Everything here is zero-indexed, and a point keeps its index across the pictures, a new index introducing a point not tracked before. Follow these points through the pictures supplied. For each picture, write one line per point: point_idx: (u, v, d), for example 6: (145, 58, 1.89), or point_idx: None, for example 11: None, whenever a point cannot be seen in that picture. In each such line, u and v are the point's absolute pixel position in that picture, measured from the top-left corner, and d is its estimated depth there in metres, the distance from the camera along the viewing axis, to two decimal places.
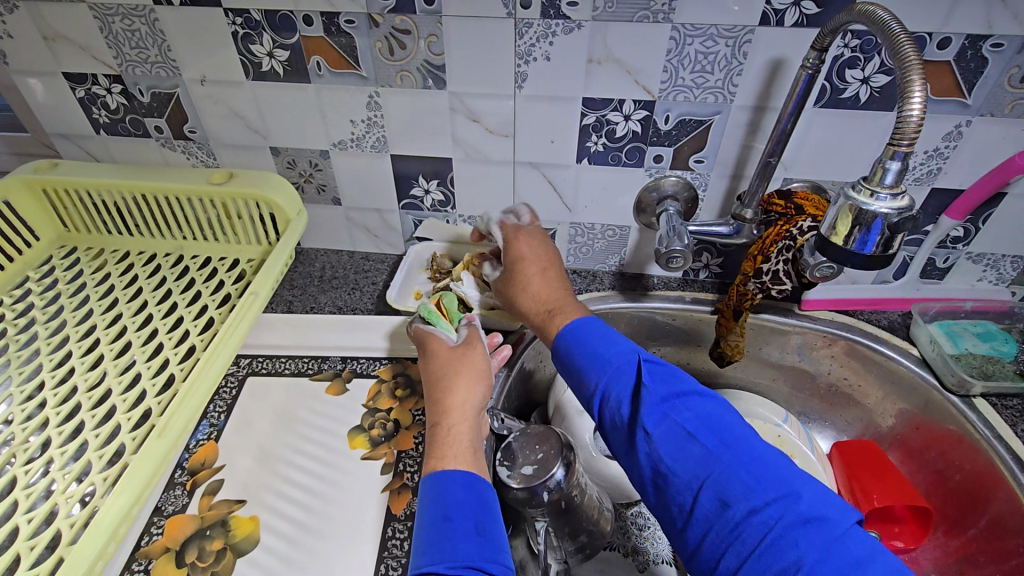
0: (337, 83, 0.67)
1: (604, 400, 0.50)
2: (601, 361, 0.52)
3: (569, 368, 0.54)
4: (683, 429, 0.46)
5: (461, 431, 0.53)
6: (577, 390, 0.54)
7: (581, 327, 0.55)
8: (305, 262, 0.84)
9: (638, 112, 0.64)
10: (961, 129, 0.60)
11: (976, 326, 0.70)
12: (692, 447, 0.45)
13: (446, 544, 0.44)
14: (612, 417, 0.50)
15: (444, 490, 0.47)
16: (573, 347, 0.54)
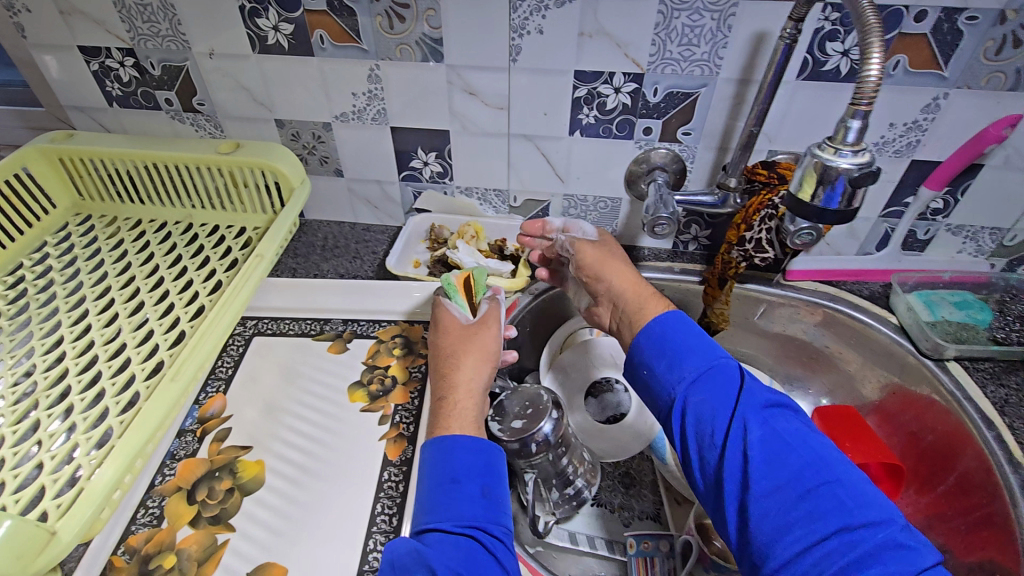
0: (339, 56, 0.70)
1: (696, 394, 0.51)
2: (699, 356, 0.53)
3: (655, 356, 0.55)
4: (780, 434, 0.47)
5: (463, 404, 0.55)
6: (659, 378, 0.54)
7: (680, 321, 0.56)
8: (308, 233, 0.87)
9: (627, 85, 0.67)
10: (939, 101, 0.62)
11: (953, 295, 0.72)
12: (791, 453, 0.46)
13: (449, 502, 0.47)
14: (699, 414, 0.50)
15: (453, 451, 0.50)
16: (661, 336, 0.55)
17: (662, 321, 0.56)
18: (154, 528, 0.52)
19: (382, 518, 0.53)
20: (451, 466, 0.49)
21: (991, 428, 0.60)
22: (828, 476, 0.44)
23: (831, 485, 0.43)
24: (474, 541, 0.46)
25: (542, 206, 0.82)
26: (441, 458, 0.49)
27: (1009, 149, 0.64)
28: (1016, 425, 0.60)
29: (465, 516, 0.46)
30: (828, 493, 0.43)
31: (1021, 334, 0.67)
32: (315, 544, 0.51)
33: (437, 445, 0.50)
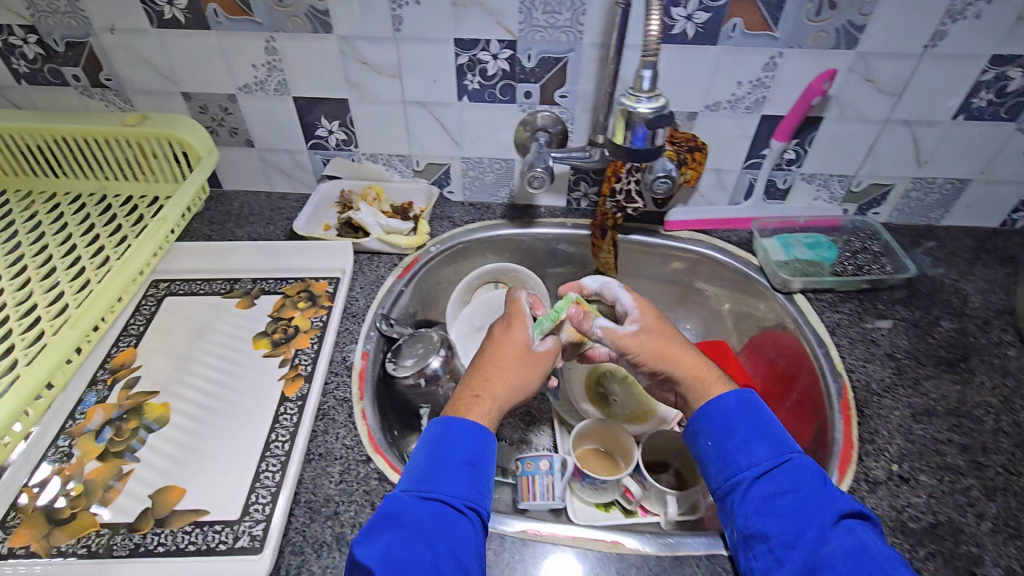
0: (235, 29, 0.74)
1: (767, 485, 0.52)
2: (772, 446, 0.54)
3: (720, 433, 0.56)
4: (855, 542, 0.47)
5: (488, 410, 0.57)
6: (722, 460, 0.55)
7: (743, 400, 0.57)
8: (225, 203, 0.92)
9: (503, 51, 0.72)
10: (775, 60, 0.69)
11: (807, 237, 0.80)
12: (862, 560, 0.45)
13: (449, 477, 0.51)
14: (764, 505, 0.51)
15: (460, 433, 0.53)
16: (727, 416, 0.57)
17: (726, 399, 0.58)
18: (63, 463, 0.58)
19: (276, 443, 0.59)
20: (454, 447, 0.53)
21: (822, 347, 0.69)
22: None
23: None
24: (464, 518, 0.50)
25: (443, 169, 0.87)
26: (448, 437, 0.53)
27: (843, 102, 0.72)
28: (842, 344, 0.69)
29: (461, 494, 0.50)
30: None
31: (855, 267, 0.76)
32: (212, 468, 0.58)
33: (442, 425, 0.54)
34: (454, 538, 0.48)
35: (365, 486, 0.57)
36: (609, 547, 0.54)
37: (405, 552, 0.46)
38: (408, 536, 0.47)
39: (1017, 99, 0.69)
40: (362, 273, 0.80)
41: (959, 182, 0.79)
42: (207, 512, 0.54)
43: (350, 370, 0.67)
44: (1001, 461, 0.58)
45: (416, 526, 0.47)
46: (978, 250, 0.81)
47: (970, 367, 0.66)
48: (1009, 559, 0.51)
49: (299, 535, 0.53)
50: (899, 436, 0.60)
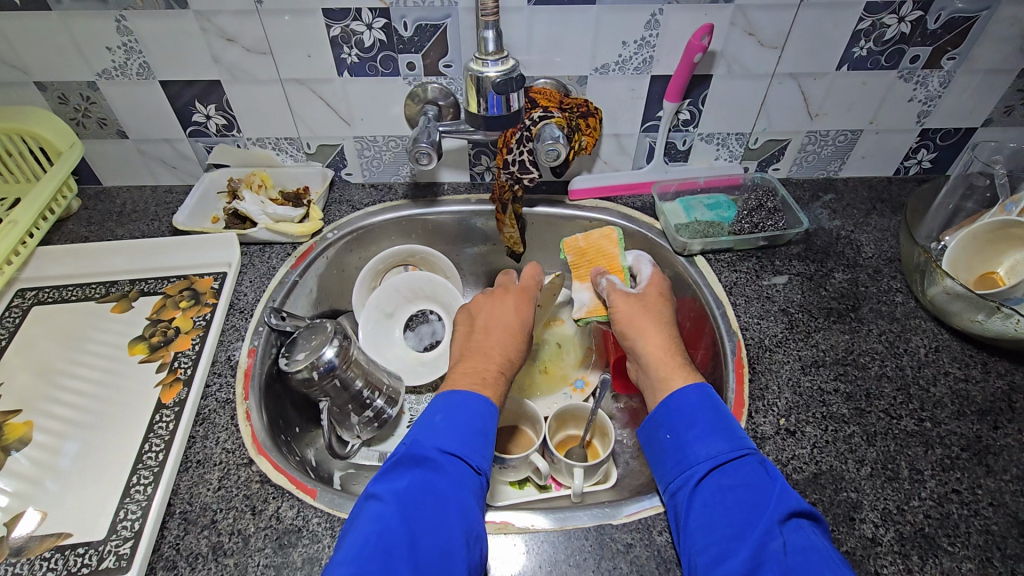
0: (79, 8, 0.67)
1: (721, 477, 0.49)
2: (731, 440, 0.52)
3: (679, 427, 0.54)
4: (804, 541, 0.44)
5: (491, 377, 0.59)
6: (678, 455, 0.53)
7: (705, 396, 0.56)
8: (105, 200, 0.85)
9: (377, 20, 0.68)
10: (657, 17, 0.66)
11: (708, 199, 0.81)
12: (809, 561, 0.42)
13: (471, 434, 0.53)
14: (719, 496, 0.48)
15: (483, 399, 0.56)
16: (684, 408, 0.55)
17: (689, 394, 0.56)
18: None
19: (149, 454, 0.56)
20: (472, 409, 0.55)
21: (719, 306, 0.69)
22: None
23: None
24: (476, 476, 0.51)
25: (336, 150, 0.83)
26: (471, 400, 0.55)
27: (729, 58, 0.70)
28: (738, 302, 0.70)
29: (479, 455, 0.52)
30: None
31: (751, 225, 0.76)
32: (79, 486, 0.54)
33: (450, 396, 0.56)
34: (467, 493, 0.49)
35: (246, 490, 0.54)
36: (497, 528, 0.52)
37: (417, 500, 0.47)
38: (424, 483, 0.49)
39: (896, 46, 0.69)
40: (252, 265, 0.76)
41: (851, 133, 0.79)
42: (70, 535, 0.51)
43: (234, 370, 0.64)
44: (884, 406, 0.59)
45: (433, 479, 0.49)
46: (874, 199, 0.82)
47: (860, 316, 0.67)
48: (885, 501, 0.52)
49: (171, 548, 0.50)
50: (788, 389, 0.61)
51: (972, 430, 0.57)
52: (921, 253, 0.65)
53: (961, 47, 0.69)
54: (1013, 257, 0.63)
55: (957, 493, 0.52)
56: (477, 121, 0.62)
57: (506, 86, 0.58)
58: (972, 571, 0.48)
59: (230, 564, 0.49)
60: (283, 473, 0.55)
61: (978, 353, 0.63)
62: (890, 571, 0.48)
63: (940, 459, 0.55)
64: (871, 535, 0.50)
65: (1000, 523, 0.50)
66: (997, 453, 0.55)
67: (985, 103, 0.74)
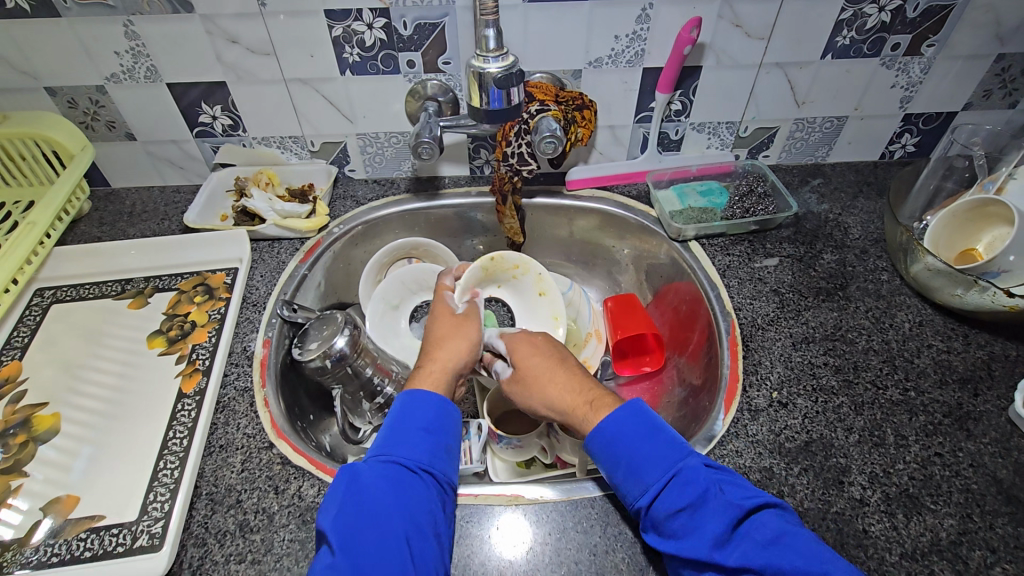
0: (86, 14, 0.69)
1: (662, 506, 0.48)
2: (657, 464, 0.49)
3: (610, 466, 0.52)
4: (755, 543, 0.43)
5: (437, 376, 0.61)
6: (620, 490, 0.51)
7: (636, 414, 0.53)
8: (115, 201, 0.88)
9: (377, 20, 0.70)
10: (647, 12, 0.69)
11: (701, 185, 0.84)
12: (767, 560, 0.42)
13: (404, 441, 0.53)
14: (675, 524, 0.46)
15: (417, 404, 0.56)
16: (616, 436, 0.52)
17: (618, 418, 0.53)
18: None
19: (174, 440, 0.59)
20: (412, 413, 0.55)
21: (713, 288, 0.72)
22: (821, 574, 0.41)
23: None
24: (417, 479, 0.51)
25: (340, 147, 0.85)
26: (404, 411, 0.56)
27: (717, 49, 0.73)
28: (731, 284, 0.73)
29: (414, 458, 0.52)
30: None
31: (743, 209, 0.79)
32: (108, 471, 0.57)
33: (408, 396, 0.57)
34: (407, 500, 0.49)
35: (268, 471, 0.57)
36: (509, 500, 0.55)
37: (355, 515, 0.47)
38: (353, 516, 0.47)
39: (878, 34, 0.72)
40: (262, 260, 0.78)
41: (837, 120, 0.82)
42: (103, 516, 0.54)
43: (251, 360, 0.66)
44: (871, 377, 0.62)
45: (365, 493, 0.49)
46: (860, 183, 0.85)
47: (848, 294, 0.71)
48: (872, 465, 0.55)
49: (200, 526, 0.53)
50: (780, 364, 0.64)
51: (954, 397, 0.60)
52: (904, 232, 0.68)
53: (940, 34, 0.72)
54: (990, 234, 0.66)
55: (939, 456, 0.56)
56: (480, 115, 0.64)
57: (508, 80, 0.60)
58: (953, 526, 0.51)
59: (257, 540, 0.52)
60: (303, 455, 0.58)
61: (960, 326, 0.66)
62: (877, 529, 0.51)
63: (924, 425, 0.58)
64: (859, 496, 0.53)
65: (979, 482, 0.54)
66: (977, 418, 0.58)
67: (965, 87, 0.77)
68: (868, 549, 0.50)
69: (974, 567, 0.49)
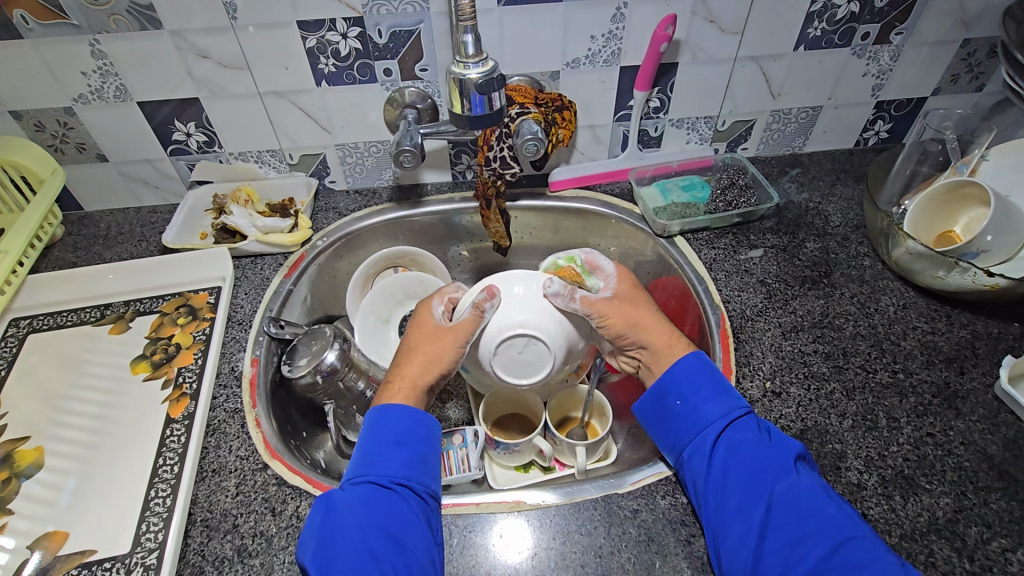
0: (50, 35, 0.67)
1: (733, 433, 0.54)
2: (731, 401, 0.56)
3: (687, 391, 0.57)
4: (802, 484, 0.49)
5: (405, 391, 0.60)
6: (684, 421, 0.56)
7: (704, 362, 0.59)
8: (89, 225, 0.86)
9: (352, 29, 0.69)
10: (622, 11, 0.69)
11: (682, 180, 0.85)
12: (811, 501, 0.48)
13: (378, 459, 0.53)
14: (733, 456, 0.52)
15: (389, 419, 0.55)
16: (687, 377, 0.58)
17: (690, 361, 0.59)
18: None
19: (164, 468, 0.58)
20: (382, 429, 0.55)
21: (701, 282, 0.73)
22: (852, 528, 0.47)
23: (860, 533, 0.46)
24: (396, 494, 0.51)
25: (319, 159, 0.84)
26: (375, 427, 0.55)
27: (693, 45, 0.74)
28: (719, 278, 0.73)
29: (390, 472, 0.52)
30: (853, 540, 0.45)
31: (726, 202, 0.80)
32: (97, 503, 0.56)
33: (376, 413, 0.57)
34: (386, 516, 0.48)
35: (264, 493, 0.55)
36: (510, 506, 0.55)
37: (334, 540, 0.47)
38: (336, 529, 0.48)
39: (848, 25, 0.73)
40: (245, 277, 0.77)
41: (813, 110, 0.83)
42: (95, 551, 0.52)
43: (239, 380, 0.65)
44: (860, 362, 0.63)
45: (343, 519, 0.48)
46: (838, 171, 0.87)
47: (832, 282, 0.72)
48: (867, 449, 0.56)
49: (197, 554, 0.51)
50: (771, 354, 0.64)
51: (941, 377, 0.61)
52: (884, 218, 0.69)
53: (908, 23, 0.73)
54: (967, 215, 0.68)
55: (931, 436, 0.57)
56: (461, 120, 0.64)
57: (490, 85, 0.60)
58: (949, 504, 0.52)
59: (257, 564, 0.51)
60: (299, 474, 0.57)
61: (942, 307, 0.68)
62: (876, 512, 0.52)
63: (914, 406, 0.59)
64: (857, 480, 0.54)
65: (971, 459, 0.55)
66: (965, 396, 0.59)
67: (934, 72, 0.79)
68: None
69: (972, 544, 0.50)
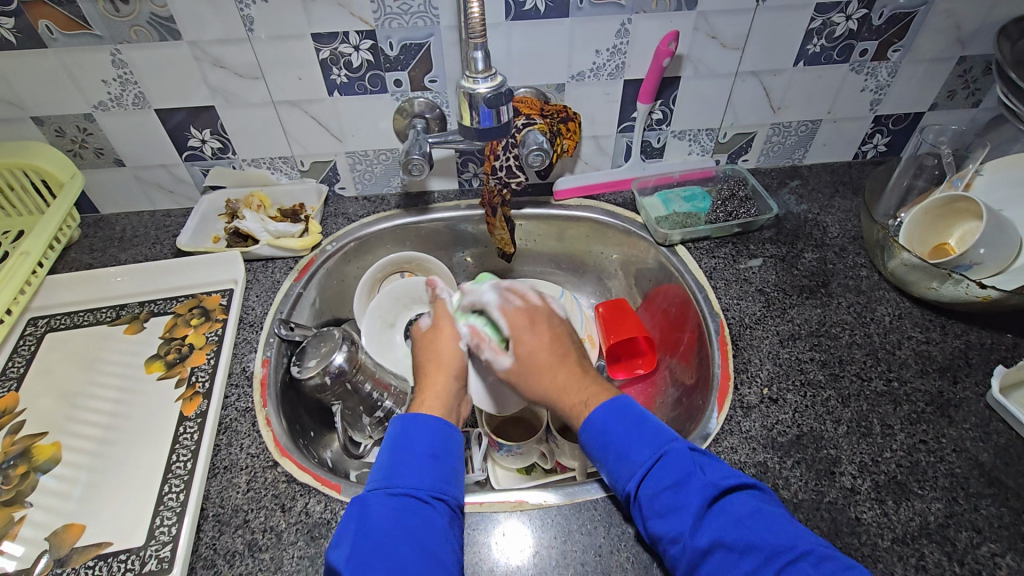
0: (73, 44, 0.69)
1: (649, 487, 0.51)
2: (645, 446, 0.53)
3: (598, 451, 0.55)
4: (730, 520, 0.47)
5: (435, 401, 0.60)
6: (608, 473, 0.53)
7: (619, 403, 0.56)
8: (105, 227, 0.88)
9: (364, 42, 0.71)
10: (626, 26, 0.71)
11: (684, 191, 0.87)
12: (745, 532, 0.46)
13: (412, 470, 0.52)
14: (655, 511, 0.49)
15: (422, 428, 0.56)
16: (602, 424, 0.55)
17: (600, 408, 0.56)
18: None
19: (177, 464, 0.59)
20: (416, 438, 0.55)
21: (701, 290, 0.75)
22: (795, 548, 0.44)
23: (804, 552, 0.44)
24: (431, 507, 0.51)
25: (330, 166, 0.86)
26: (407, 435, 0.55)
27: (695, 60, 0.76)
28: (718, 286, 0.75)
29: (426, 484, 0.52)
30: (792, 569, 0.43)
31: (726, 212, 0.82)
32: (113, 497, 0.57)
33: (408, 422, 0.56)
34: (422, 528, 0.49)
35: (274, 490, 0.57)
36: (513, 506, 0.57)
37: (370, 547, 0.46)
38: (372, 536, 0.47)
39: (846, 42, 0.75)
40: (257, 280, 0.79)
41: (812, 124, 0.85)
42: (110, 543, 0.54)
43: (251, 380, 0.67)
44: (856, 370, 0.65)
45: (377, 527, 0.48)
46: (836, 183, 0.89)
47: (830, 291, 0.73)
48: (860, 455, 0.57)
49: (209, 548, 0.53)
50: (769, 361, 0.66)
51: (935, 386, 0.63)
52: (880, 230, 0.71)
53: (905, 40, 0.75)
54: (961, 228, 0.69)
55: (924, 443, 0.58)
56: (470, 131, 0.66)
57: (500, 99, 0.62)
58: (940, 510, 0.53)
59: (266, 558, 0.52)
60: (308, 472, 0.59)
61: (937, 318, 0.69)
62: (869, 516, 0.53)
63: (907, 414, 0.60)
64: (850, 485, 0.55)
65: (963, 466, 0.56)
66: (958, 405, 0.61)
67: (931, 88, 0.81)
68: (861, 536, 0.52)
69: (962, 548, 0.51)
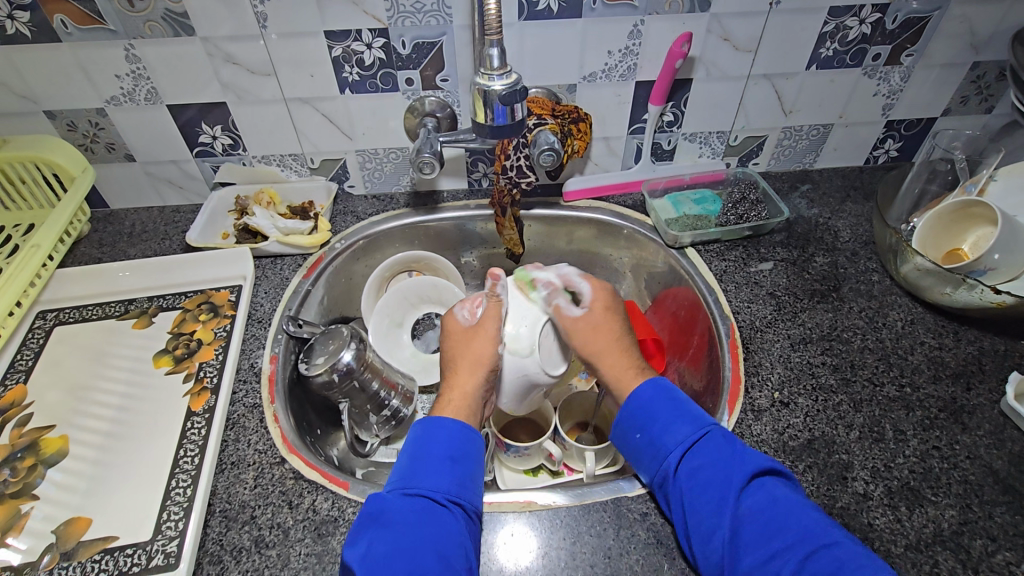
0: (87, 39, 0.69)
1: (693, 459, 0.53)
2: (690, 423, 0.55)
3: (643, 424, 0.57)
4: (767, 497, 0.49)
5: (456, 403, 0.61)
6: (650, 448, 0.56)
7: (660, 388, 0.59)
8: (115, 222, 0.88)
9: (377, 40, 0.71)
10: (639, 28, 0.71)
11: (694, 194, 0.86)
12: (779, 513, 0.48)
13: (432, 472, 0.53)
14: (696, 483, 0.51)
15: (441, 432, 0.57)
16: (647, 403, 0.58)
17: (646, 390, 0.60)
18: None
19: (184, 458, 0.59)
20: (434, 441, 0.56)
21: (711, 293, 0.74)
22: (826, 536, 0.46)
23: (834, 540, 0.45)
24: (447, 510, 0.51)
25: (339, 164, 0.86)
26: (427, 439, 0.56)
27: (707, 62, 0.76)
28: (729, 289, 0.74)
29: (442, 487, 0.52)
30: (824, 552, 0.45)
31: (736, 216, 0.81)
32: (120, 491, 0.57)
33: (428, 426, 0.58)
34: (436, 530, 0.49)
35: (281, 486, 0.57)
36: (522, 506, 0.56)
37: (383, 546, 0.47)
38: (386, 536, 0.48)
39: (860, 46, 0.75)
40: (265, 276, 0.79)
41: (824, 127, 0.85)
42: (117, 537, 0.54)
43: (259, 376, 0.67)
44: (868, 375, 0.64)
45: (394, 524, 0.49)
46: (848, 187, 0.88)
47: (841, 296, 0.73)
48: (873, 460, 0.57)
49: (215, 543, 0.53)
50: (780, 364, 0.66)
51: (948, 392, 0.62)
52: (893, 234, 0.70)
53: (918, 45, 0.75)
54: (974, 233, 0.69)
55: (937, 449, 0.57)
56: (483, 129, 0.66)
57: (514, 97, 0.62)
58: (954, 517, 0.53)
59: (273, 555, 0.52)
60: (316, 469, 0.58)
61: (950, 323, 0.69)
62: (882, 522, 0.53)
63: (920, 420, 0.60)
64: (863, 491, 0.55)
65: (976, 473, 0.55)
66: (971, 411, 0.60)
67: (944, 93, 0.80)
68: (874, 542, 0.51)
69: (977, 556, 0.50)
